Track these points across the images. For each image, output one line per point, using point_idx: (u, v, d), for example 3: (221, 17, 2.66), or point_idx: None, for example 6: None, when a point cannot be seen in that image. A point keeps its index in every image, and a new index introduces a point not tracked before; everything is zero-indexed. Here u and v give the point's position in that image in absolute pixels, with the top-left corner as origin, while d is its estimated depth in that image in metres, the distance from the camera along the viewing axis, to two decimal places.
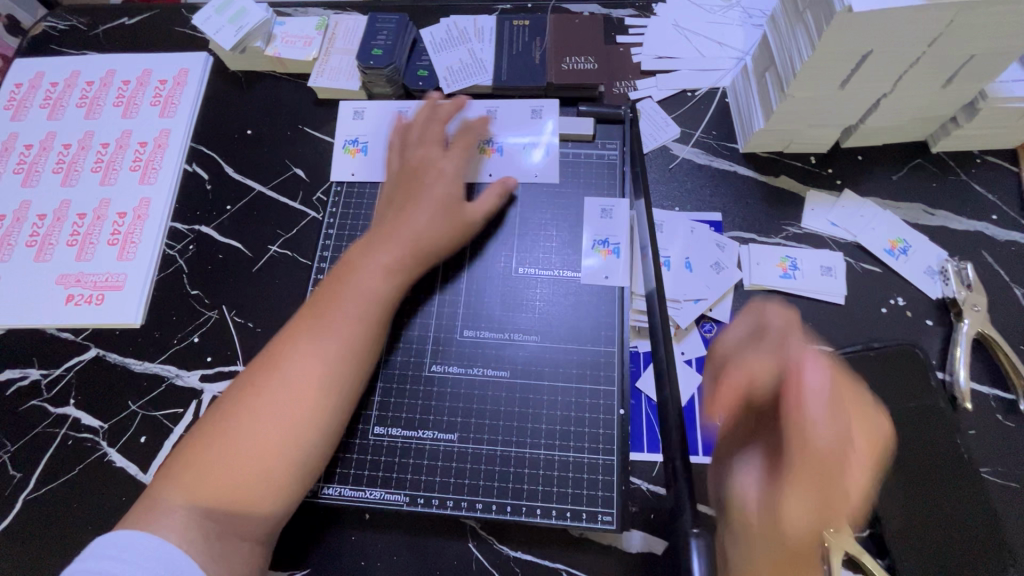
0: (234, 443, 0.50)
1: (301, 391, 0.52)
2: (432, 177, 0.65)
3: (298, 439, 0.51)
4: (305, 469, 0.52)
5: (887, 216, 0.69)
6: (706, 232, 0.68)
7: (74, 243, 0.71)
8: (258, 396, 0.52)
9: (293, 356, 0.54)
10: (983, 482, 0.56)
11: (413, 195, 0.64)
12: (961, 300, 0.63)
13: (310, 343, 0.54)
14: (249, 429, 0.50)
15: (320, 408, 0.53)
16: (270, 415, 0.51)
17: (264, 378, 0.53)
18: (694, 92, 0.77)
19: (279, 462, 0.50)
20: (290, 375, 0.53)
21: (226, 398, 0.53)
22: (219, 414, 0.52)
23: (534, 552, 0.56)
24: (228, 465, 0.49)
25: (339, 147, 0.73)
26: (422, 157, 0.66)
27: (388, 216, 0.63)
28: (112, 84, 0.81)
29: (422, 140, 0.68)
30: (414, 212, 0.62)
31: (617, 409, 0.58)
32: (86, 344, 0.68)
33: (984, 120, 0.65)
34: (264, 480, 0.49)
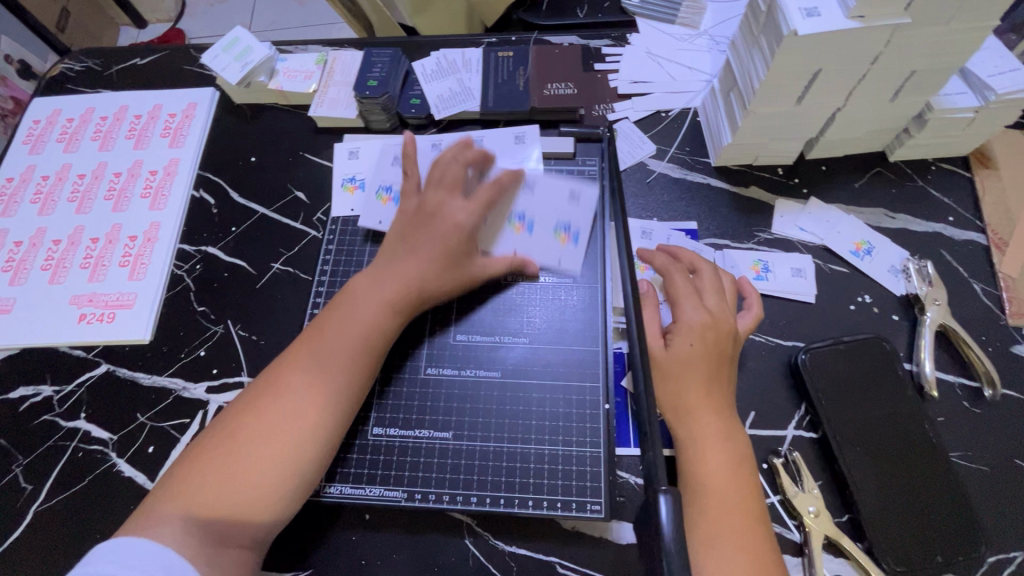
0: (239, 451, 0.52)
1: (301, 399, 0.55)
2: (442, 221, 0.65)
3: (300, 443, 0.54)
4: (306, 471, 0.54)
5: (851, 220, 0.73)
6: (682, 239, 0.73)
7: (87, 266, 0.75)
8: (259, 404, 0.55)
9: (293, 367, 0.57)
10: (953, 465, 0.59)
11: (423, 241, 0.64)
12: (923, 296, 0.67)
13: (308, 354, 0.58)
14: (252, 434, 0.53)
15: (320, 413, 0.55)
16: (272, 421, 0.54)
17: (265, 388, 0.56)
18: (668, 112, 0.82)
19: (285, 467, 0.53)
20: (290, 386, 0.56)
21: (230, 408, 0.56)
22: (222, 423, 0.55)
23: (527, 546, 0.58)
24: (234, 474, 0.51)
25: (372, 195, 0.74)
26: (439, 200, 0.66)
27: (399, 260, 0.63)
28: (125, 118, 0.87)
29: (439, 181, 0.67)
30: (420, 261, 0.63)
31: (603, 404, 0.61)
32: (97, 360, 0.71)
33: (934, 129, 0.71)
34: (276, 481, 0.52)
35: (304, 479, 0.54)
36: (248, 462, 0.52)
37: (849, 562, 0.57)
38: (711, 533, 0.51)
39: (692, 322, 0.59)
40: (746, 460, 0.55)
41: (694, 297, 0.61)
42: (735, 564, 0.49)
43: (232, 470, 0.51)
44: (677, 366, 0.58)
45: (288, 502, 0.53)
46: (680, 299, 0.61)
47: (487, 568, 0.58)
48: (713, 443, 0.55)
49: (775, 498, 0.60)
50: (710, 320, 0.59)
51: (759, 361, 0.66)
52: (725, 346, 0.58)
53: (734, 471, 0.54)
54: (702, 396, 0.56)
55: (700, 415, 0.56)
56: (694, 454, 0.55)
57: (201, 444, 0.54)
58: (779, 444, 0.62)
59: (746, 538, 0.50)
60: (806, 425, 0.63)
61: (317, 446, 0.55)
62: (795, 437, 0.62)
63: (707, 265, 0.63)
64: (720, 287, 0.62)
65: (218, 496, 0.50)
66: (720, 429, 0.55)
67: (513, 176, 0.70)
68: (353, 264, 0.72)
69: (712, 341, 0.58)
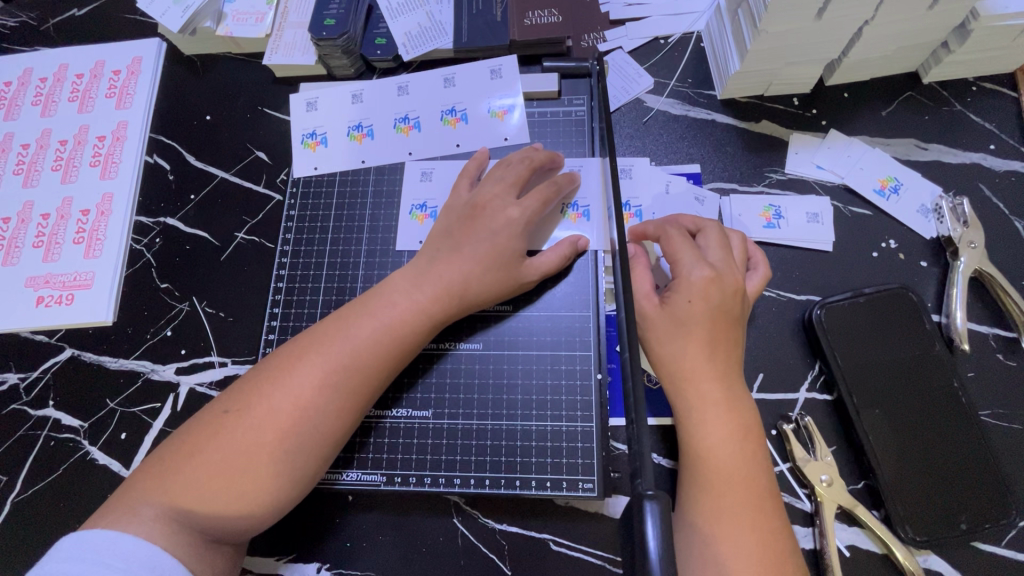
0: (210, 444, 0.48)
1: (307, 399, 0.49)
2: (492, 218, 0.57)
3: (304, 447, 0.49)
4: (308, 474, 0.50)
5: (876, 154, 0.65)
6: (683, 184, 0.65)
7: (40, 245, 0.70)
8: (264, 398, 0.50)
9: (303, 362, 0.51)
10: (983, 425, 0.54)
11: (470, 241, 0.56)
12: (957, 237, 0.59)
13: (321, 349, 0.51)
14: (253, 433, 0.48)
15: (326, 416, 0.50)
16: (274, 419, 0.49)
17: (271, 379, 0.51)
18: (668, 38, 0.72)
19: (260, 457, 0.48)
20: (298, 384, 0.50)
21: (229, 395, 0.51)
22: (221, 413, 0.50)
23: (519, 524, 0.55)
24: (205, 465, 0.47)
25: (406, 212, 0.65)
26: (494, 197, 0.58)
27: (440, 262, 0.56)
28: (66, 78, 0.78)
29: (499, 178, 0.59)
30: (465, 264, 0.55)
31: (594, 374, 0.57)
32: (61, 345, 0.67)
33: (978, 42, 0.61)
34: (251, 474, 0.47)
35: (304, 482, 0.50)
36: (247, 463, 0.47)
37: (864, 531, 0.53)
38: (715, 512, 0.46)
39: (693, 278, 0.52)
40: (752, 431, 0.50)
41: (696, 248, 0.54)
42: (744, 545, 0.45)
43: (228, 470, 0.47)
44: (676, 328, 0.52)
45: (284, 503, 0.49)
46: (678, 253, 0.54)
47: (477, 548, 0.54)
48: (719, 411, 0.49)
49: (784, 466, 0.55)
50: (714, 276, 0.52)
51: (769, 319, 0.60)
52: (731, 305, 0.52)
53: (739, 438, 0.49)
54: (703, 361, 0.50)
55: (700, 384, 0.50)
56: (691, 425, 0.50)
57: (193, 432, 0.49)
58: (790, 408, 0.57)
59: (750, 511, 0.46)
60: (820, 386, 0.57)
61: (323, 451, 0.50)
62: (808, 401, 0.57)
63: (711, 223, 0.56)
64: (727, 243, 0.55)
65: (208, 496, 0.46)
66: (727, 396, 0.50)
67: (569, 177, 0.60)
68: (318, 229, 0.66)
69: (716, 298, 0.51)
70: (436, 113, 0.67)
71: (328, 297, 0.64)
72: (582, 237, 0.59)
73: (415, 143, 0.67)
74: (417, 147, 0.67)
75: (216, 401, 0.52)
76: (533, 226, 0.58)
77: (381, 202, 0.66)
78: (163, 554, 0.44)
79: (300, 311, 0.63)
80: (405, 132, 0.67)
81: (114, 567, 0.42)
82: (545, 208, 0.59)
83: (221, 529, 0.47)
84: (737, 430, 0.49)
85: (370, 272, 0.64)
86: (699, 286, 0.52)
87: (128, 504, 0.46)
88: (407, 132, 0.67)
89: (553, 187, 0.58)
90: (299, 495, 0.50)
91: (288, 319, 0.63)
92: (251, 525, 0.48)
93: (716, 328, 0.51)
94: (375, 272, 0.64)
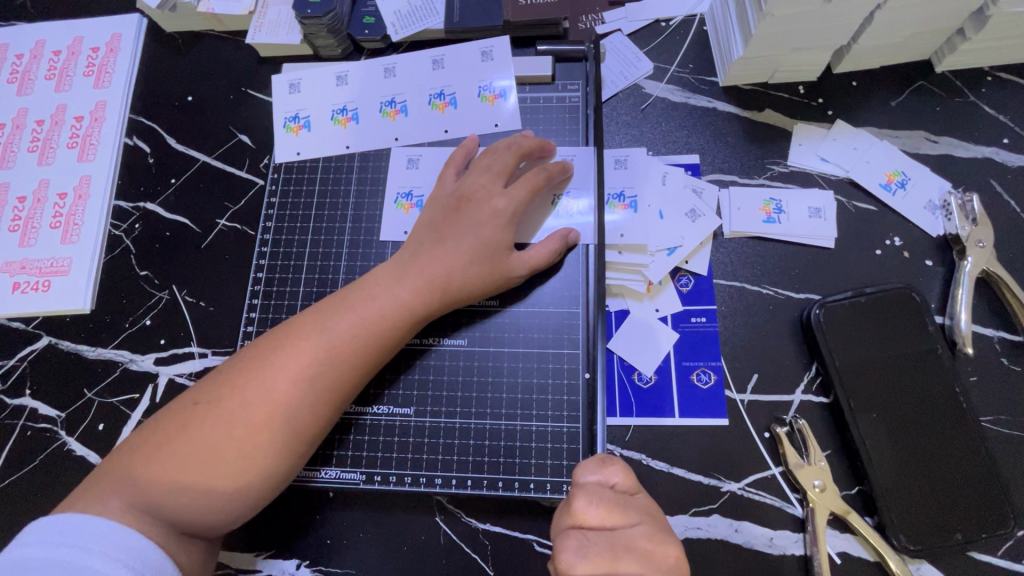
0: (179, 438, 0.46)
1: (282, 395, 0.48)
2: (477, 210, 0.55)
3: (278, 446, 0.47)
4: (282, 472, 0.48)
5: (883, 147, 0.62)
6: (680, 176, 0.62)
7: (16, 229, 0.68)
8: (236, 392, 0.48)
9: (279, 355, 0.49)
10: (984, 432, 0.52)
11: (455, 233, 0.54)
12: (964, 236, 0.57)
13: (298, 343, 0.50)
14: (224, 427, 0.47)
15: (302, 413, 0.48)
16: (247, 414, 0.47)
17: (245, 373, 0.49)
18: (669, 21, 0.69)
19: (231, 454, 0.46)
20: (273, 379, 0.48)
21: (201, 387, 0.49)
22: (191, 405, 0.48)
23: (502, 523, 0.53)
24: (173, 460, 0.46)
25: (391, 201, 0.63)
26: (480, 188, 0.55)
27: (423, 254, 0.54)
28: (43, 55, 0.76)
29: (486, 167, 0.56)
30: (448, 257, 0.53)
31: (582, 373, 0.55)
32: (38, 333, 0.65)
33: (996, 29, 0.57)
34: (221, 471, 0.46)
35: (278, 479, 0.48)
36: (218, 458, 0.46)
37: (856, 538, 0.51)
38: None
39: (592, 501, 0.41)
40: None
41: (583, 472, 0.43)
42: None
43: (198, 465, 0.46)
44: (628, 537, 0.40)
45: (257, 500, 0.48)
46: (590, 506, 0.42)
47: (459, 547, 0.53)
48: None
49: (776, 470, 0.53)
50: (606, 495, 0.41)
51: (764, 317, 0.58)
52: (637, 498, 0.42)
53: None
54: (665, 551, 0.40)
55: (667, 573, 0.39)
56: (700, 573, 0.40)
57: (162, 423, 0.48)
58: (785, 411, 0.55)
59: None
60: (816, 389, 0.55)
61: (298, 449, 0.48)
62: (803, 403, 0.55)
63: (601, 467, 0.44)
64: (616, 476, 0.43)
65: (177, 489, 0.45)
66: None
67: (560, 166, 0.57)
68: (300, 218, 0.64)
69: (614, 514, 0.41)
70: (424, 97, 0.64)
71: (310, 289, 0.61)
72: (574, 231, 0.57)
73: (401, 128, 0.64)
74: (403, 132, 0.64)
75: (189, 392, 0.50)
76: (520, 217, 0.56)
77: (366, 190, 0.64)
78: (142, 541, 0.43)
79: (280, 302, 0.61)
80: (392, 116, 0.65)
81: (93, 550, 0.41)
82: (534, 198, 0.56)
83: (191, 525, 0.46)
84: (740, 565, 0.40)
85: (353, 263, 0.62)
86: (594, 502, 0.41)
87: (103, 493, 0.45)
88: (394, 117, 0.65)
89: (542, 174, 0.56)
90: (272, 492, 0.49)
91: (267, 311, 0.61)
92: (222, 521, 0.47)
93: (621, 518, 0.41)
94: (359, 263, 0.62)
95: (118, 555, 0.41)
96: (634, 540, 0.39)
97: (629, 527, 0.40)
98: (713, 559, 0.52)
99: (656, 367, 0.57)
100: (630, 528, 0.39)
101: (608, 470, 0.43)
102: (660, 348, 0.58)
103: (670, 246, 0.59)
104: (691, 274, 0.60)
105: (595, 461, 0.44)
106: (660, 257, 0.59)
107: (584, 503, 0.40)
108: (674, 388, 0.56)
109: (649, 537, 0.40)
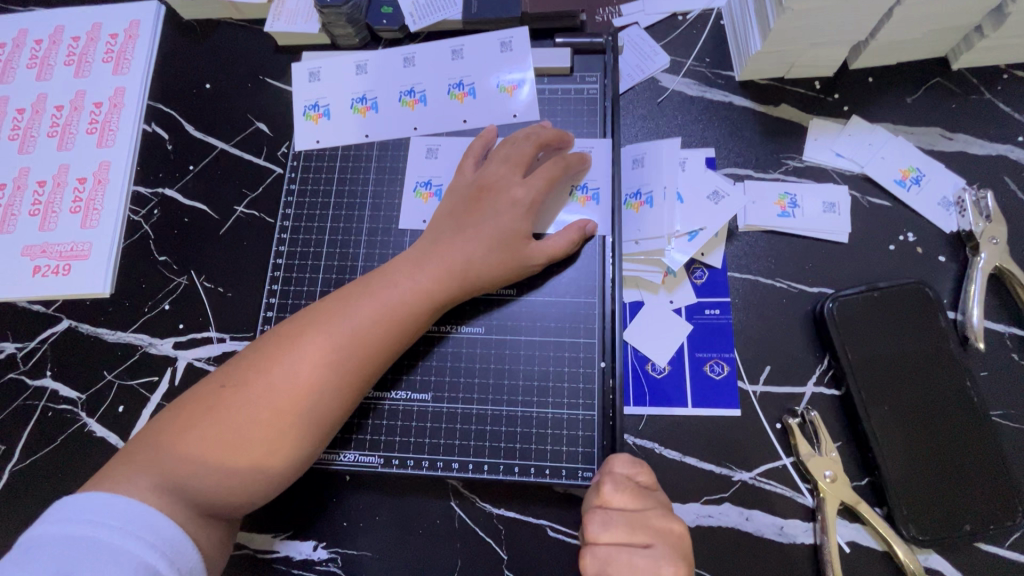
0: (206, 420, 0.47)
1: (306, 378, 0.48)
2: (498, 199, 0.55)
3: (301, 428, 0.48)
4: (307, 454, 0.49)
5: (898, 142, 0.62)
6: (697, 169, 0.63)
7: (36, 213, 0.68)
8: (261, 376, 0.49)
9: (303, 339, 0.50)
10: (994, 426, 0.53)
11: (474, 222, 0.55)
12: (978, 233, 0.57)
13: (322, 328, 0.50)
14: (250, 409, 0.47)
15: (325, 397, 0.49)
16: (273, 397, 0.48)
17: (270, 357, 0.50)
18: (686, 15, 0.69)
19: (258, 436, 0.47)
20: (298, 364, 0.49)
21: (226, 371, 0.50)
22: (217, 389, 0.49)
23: (517, 508, 0.54)
24: (201, 442, 0.47)
25: (410, 190, 0.63)
26: (499, 178, 0.56)
27: (443, 241, 0.55)
28: (62, 41, 0.76)
29: (505, 157, 0.57)
30: (469, 245, 0.54)
31: (598, 362, 0.56)
32: (59, 316, 0.66)
33: (1014, 27, 0.58)
34: (249, 452, 0.47)
35: (301, 462, 0.49)
36: (243, 440, 0.47)
37: (865, 528, 0.52)
38: None
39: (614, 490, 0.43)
40: None
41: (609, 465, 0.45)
42: None
43: (225, 446, 0.47)
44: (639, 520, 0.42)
45: (281, 481, 0.49)
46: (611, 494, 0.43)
47: (474, 531, 0.54)
48: None
49: (787, 460, 0.54)
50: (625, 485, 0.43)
51: (778, 310, 0.58)
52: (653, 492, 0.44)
53: None
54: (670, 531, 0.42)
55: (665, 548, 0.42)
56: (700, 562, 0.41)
57: (188, 406, 0.49)
58: (797, 402, 0.56)
59: None
60: (828, 381, 0.56)
61: (321, 432, 0.49)
62: (815, 395, 0.56)
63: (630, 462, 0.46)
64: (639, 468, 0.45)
65: (205, 470, 0.46)
66: None
67: (580, 157, 0.58)
68: (319, 206, 0.65)
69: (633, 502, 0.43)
70: (443, 87, 0.65)
71: (328, 276, 0.62)
72: (591, 222, 0.58)
73: (420, 118, 0.65)
74: (422, 122, 0.65)
75: (213, 375, 0.51)
76: (539, 207, 0.57)
77: (384, 178, 0.64)
78: (167, 522, 0.43)
79: (299, 289, 0.62)
80: (410, 106, 0.65)
81: (119, 529, 0.41)
82: (552, 188, 0.57)
83: (216, 503, 0.47)
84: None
85: (371, 251, 0.62)
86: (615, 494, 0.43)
87: (127, 472, 0.46)
88: (412, 106, 0.65)
89: (560, 164, 0.57)
90: (295, 473, 0.50)
91: (286, 297, 0.62)
92: (246, 501, 0.48)
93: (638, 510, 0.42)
94: (377, 251, 0.62)
95: (144, 535, 0.42)
96: (650, 520, 0.42)
97: (647, 509, 0.43)
98: (724, 547, 0.53)
99: (669, 358, 0.58)
100: (648, 510, 0.42)
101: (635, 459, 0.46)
102: (674, 339, 0.59)
103: (691, 231, 0.60)
104: (707, 266, 0.60)
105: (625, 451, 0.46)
106: (681, 242, 0.59)
107: (610, 487, 0.43)
108: (688, 379, 0.57)
109: (662, 517, 0.43)
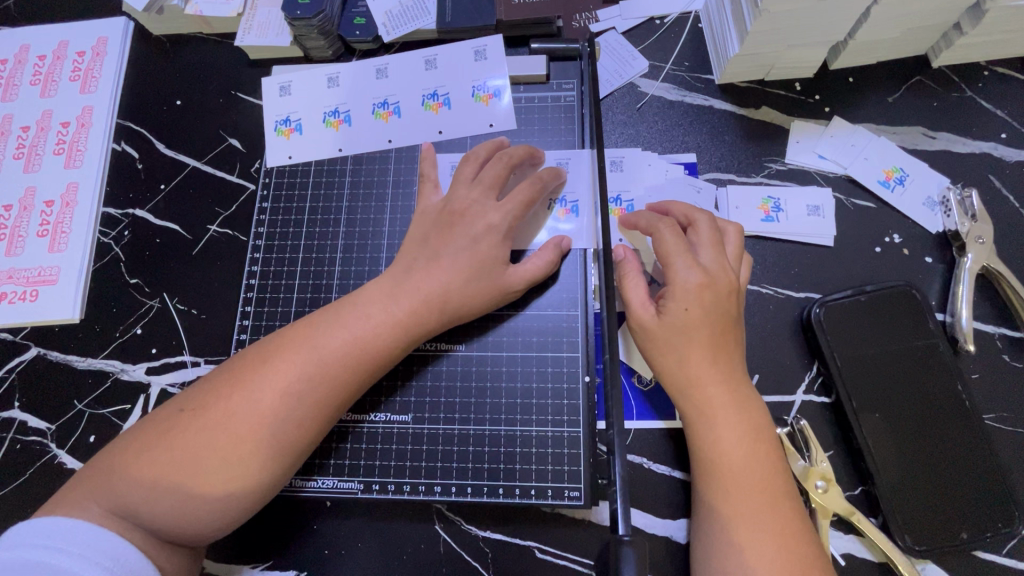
0: (163, 445, 0.45)
1: (267, 408, 0.46)
2: (470, 225, 0.54)
3: (260, 458, 0.46)
4: (270, 483, 0.47)
5: (881, 142, 0.61)
6: (681, 175, 0.61)
7: (2, 238, 0.66)
8: (221, 402, 0.47)
9: (268, 367, 0.48)
10: (987, 429, 0.52)
11: (449, 249, 0.53)
12: (964, 233, 0.57)
13: (289, 357, 0.48)
14: (209, 434, 0.45)
15: (288, 427, 0.47)
16: (229, 424, 0.46)
17: (230, 384, 0.48)
18: (664, 18, 0.68)
19: (216, 464, 0.45)
20: (259, 391, 0.47)
21: (187, 394, 0.48)
22: (177, 412, 0.47)
23: (503, 530, 0.53)
24: (152, 465, 0.45)
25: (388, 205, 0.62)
26: (472, 203, 0.54)
27: (417, 268, 0.53)
28: (27, 60, 0.74)
29: (474, 181, 0.55)
30: (445, 274, 0.52)
31: (582, 376, 0.55)
32: (26, 344, 0.64)
33: (993, 23, 0.57)
34: (201, 479, 0.45)
35: (261, 495, 0.47)
36: (197, 466, 0.45)
37: (860, 540, 0.51)
38: (731, 520, 0.45)
39: (686, 283, 0.49)
40: (764, 430, 0.47)
41: (687, 251, 0.50)
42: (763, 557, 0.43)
43: (177, 471, 0.45)
44: (671, 336, 0.49)
45: (240, 514, 0.47)
46: (670, 256, 0.50)
47: (459, 555, 0.53)
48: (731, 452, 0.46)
49: None
50: (706, 281, 0.49)
51: (765, 318, 0.57)
52: (725, 309, 0.49)
53: (751, 442, 0.46)
54: (707, 366, 0.48)
55: (707, 390, 0.47)
56: (702, 430, 0.47)
57: (145, 432, 0.47)
58: (786, 412, 0.54)
59: (770, 523, 0.44)
60: (817, 389, 0.55)
61: (281, 464, 0.47)
62: (804, 404, 0.54)
63: (667, 228, 0.51)
64: (718, 240, 0.51)
65: (155, 497, 0.44)
66: (735, 398, 0.47)
67: (553, 173, 0.56)
68: (293, 223, 0.63)
69: (711, 303, 0.48)
70: (417, 98, 0.63)
71: (304, 295, 0.60)
72: (566, 238, 0.56)
73: (395, 129, 0.63)
74: (397, 133, 0.63)
75: (174, 400, 0.49)
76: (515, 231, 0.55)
77: (360, 193, 0.63)
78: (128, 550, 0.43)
79: (273, 309, 0.60)
80: (385, 118, 0.64)
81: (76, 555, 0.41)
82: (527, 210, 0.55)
83: (170, 531, 0.45)
84: (748, 415, 0.47)
85: (347, 270, 0.61)
86: (672, 302, 0.49)
87: (91, 492, 0.44)
88: (387, 118, 0.64)
89: (536, 185, 0.55)
90: (252, 507, 0.47)
91: (261, 317, 0.60)
92: (202, 530, 0.45)
93: (714, 316, 0.49)
94: (353, 269, 0.61)
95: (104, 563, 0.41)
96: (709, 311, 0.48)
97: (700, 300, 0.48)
98: None
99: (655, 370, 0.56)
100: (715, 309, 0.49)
101: (699, 239, 0.51)
102: None
103: None
104: None
105: (654, 227, 0.52)
106: None
107: (682, 271, 0.49)
108: None
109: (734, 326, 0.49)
